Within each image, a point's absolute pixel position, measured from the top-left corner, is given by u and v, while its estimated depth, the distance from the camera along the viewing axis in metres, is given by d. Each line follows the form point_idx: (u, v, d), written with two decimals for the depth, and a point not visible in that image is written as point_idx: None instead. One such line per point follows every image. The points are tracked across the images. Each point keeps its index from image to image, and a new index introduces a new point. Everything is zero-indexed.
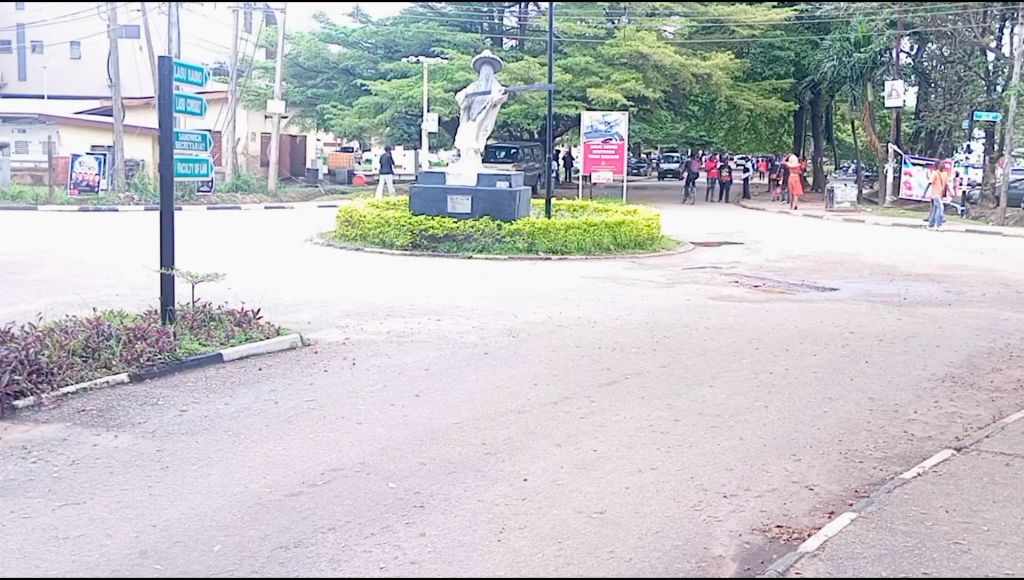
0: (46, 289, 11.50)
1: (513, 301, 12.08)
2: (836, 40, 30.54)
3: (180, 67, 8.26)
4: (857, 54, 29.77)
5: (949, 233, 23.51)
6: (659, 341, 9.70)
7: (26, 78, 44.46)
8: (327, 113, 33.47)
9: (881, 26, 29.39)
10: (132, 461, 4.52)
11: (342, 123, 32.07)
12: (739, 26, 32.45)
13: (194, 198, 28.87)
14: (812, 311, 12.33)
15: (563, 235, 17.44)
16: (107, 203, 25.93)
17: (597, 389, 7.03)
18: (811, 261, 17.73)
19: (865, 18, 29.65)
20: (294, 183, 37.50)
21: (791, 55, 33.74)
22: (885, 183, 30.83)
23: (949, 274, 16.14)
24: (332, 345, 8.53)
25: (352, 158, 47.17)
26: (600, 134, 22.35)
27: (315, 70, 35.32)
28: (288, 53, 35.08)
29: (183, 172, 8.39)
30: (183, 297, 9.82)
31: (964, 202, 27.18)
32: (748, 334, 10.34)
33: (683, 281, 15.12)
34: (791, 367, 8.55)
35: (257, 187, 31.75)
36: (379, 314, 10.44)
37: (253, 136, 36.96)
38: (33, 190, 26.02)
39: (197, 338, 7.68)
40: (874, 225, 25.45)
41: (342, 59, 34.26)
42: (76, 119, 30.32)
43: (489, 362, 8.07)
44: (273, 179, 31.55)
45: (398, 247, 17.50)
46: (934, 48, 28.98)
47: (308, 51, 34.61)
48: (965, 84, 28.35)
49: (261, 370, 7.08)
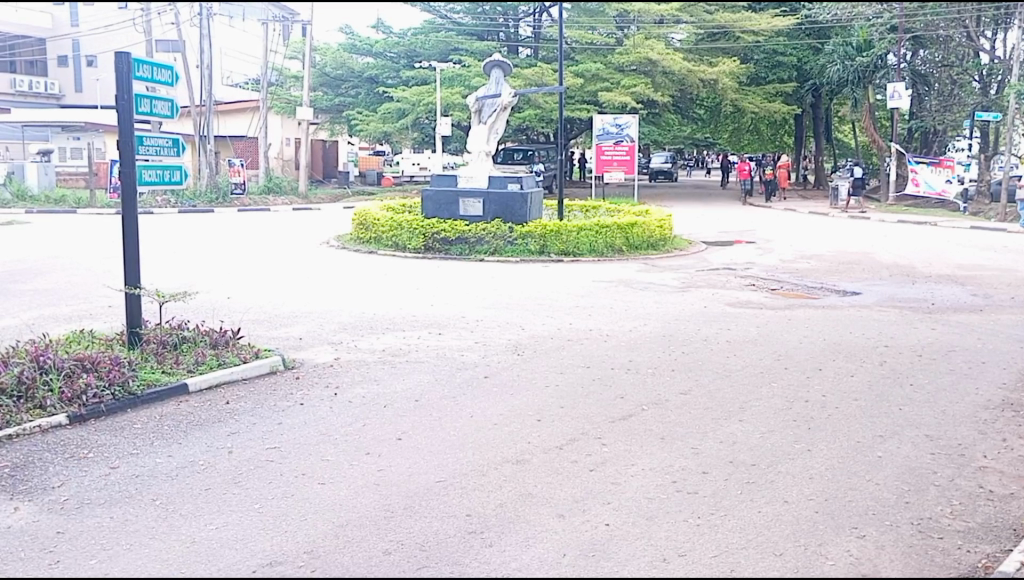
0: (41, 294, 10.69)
1: (522, 310, 11.21)
2: (839, 45, 29.59)
3: (142, 64, 7.23)
4: (859, 58, 28.50)
5: (957, 230, 22.41)
6: (677, 359, 8.81)
7: (83, 89, 41.99)
8: (354, 119, 32.90)
9: (882, 30, 27.98)
10: (16, 553, 3.84)
11: (366, 128, 31.72)
12: (744, 33, 31.49)
13: (228, 201, 28.28)
14: (835, 319, 11.34)
15: (575, 236, 16.51)
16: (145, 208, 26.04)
17: (610, 427, 6.46)
18: (827, 261, 16.74)
19: (866, 22, 28.32)
20: (324, 186, 37.23)
21: (793, 61, 32.65)
22: (886, 183, 29.60)
23: (969, 275, 15.12)
24: (319, 366, 7.70)
25: (380, 164, 46.96)
26: (612, 136, 21.42)
27: (343, 79, 34.61)
28: (316, 64, 34.66)
29: (152, 181, 7.33)
30: (161, 313, 8.93)
31: (964, 200, 25.48)
32: (773, 350, 9.38)
33: (698, 284, 14.17)
34: (827, 394, 7.67)
35: (288, 190, 31.03)
36: (376, 328, 9.53)
37: (288, 141, 36.28)
38: (76, 195, 25.74)
39: (158, 363, 6.75)
40: (879, 222, 24.43)
41: (367, 68, 33.63)
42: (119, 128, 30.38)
43: (490, 391, 7.24)
44: (303, 182, 30.98)
45: (411, 250, 16.65)
46: (927, 53, 27.88)
47: (335, 61, 34.29)
48: (959, 88, 27.31)
49: (228, 405, 6.30)
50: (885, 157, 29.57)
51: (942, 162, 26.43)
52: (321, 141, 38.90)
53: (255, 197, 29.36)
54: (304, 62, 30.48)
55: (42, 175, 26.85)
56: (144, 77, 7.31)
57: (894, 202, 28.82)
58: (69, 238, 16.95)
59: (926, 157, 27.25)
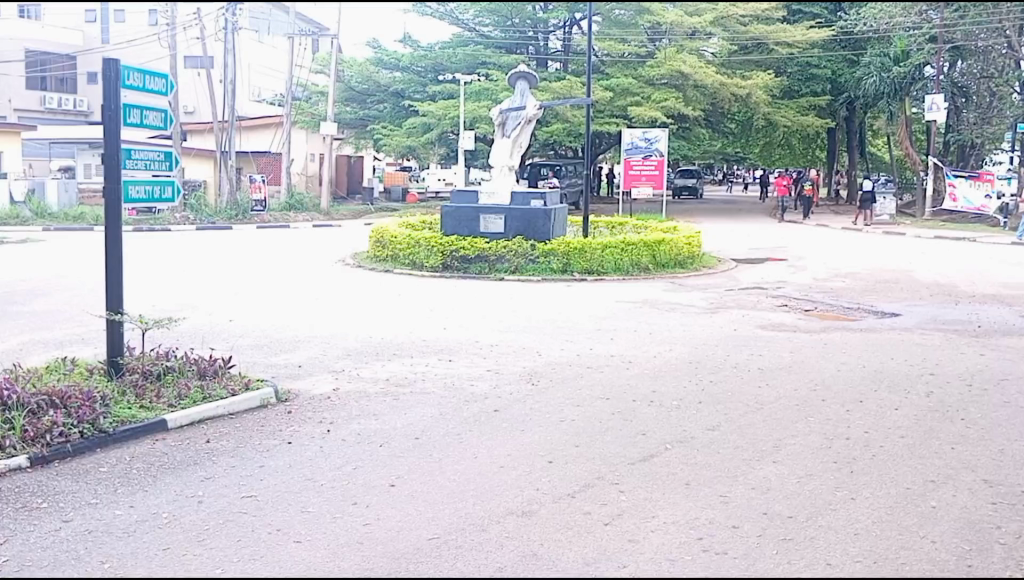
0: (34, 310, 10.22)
1: (539, 333, 10.58)
2: (875, 56, 28.70)
3: (132, 71, 6.61)
4: (896, 69, 27.77)
5: (997, 245, 21.47)
6: (706, 389, 8.13)
7: None
8: (378, 134, 32.65)
9: (921, 40, 27.24)
10: None
11: (390, 143, 31.49)
12: (780, 45, 30.98)
13: (248, 217, 27.99)
14: (874, 344, 10.58)
15: (599, 253, 15.90)
16: (162, 223, 26.21)
17: (629, 470, 5.85)
18: (864, 280, 15.96)
19: (905, 32, 27.59)
20: (349, 202, 36.98)
21: (827, 73, 32.17)
22: (922, 196, 28.57)
23: (1016, 294, 14.26)
24: (314, 398, 7.16)
25: (406, 178, 46.83)
26: (641, 151, 21.09)
27: (368, 93, 34.33)
28: (342, 78, 34.45)
29: (140, 198, 6.61)
30: (150, 343, 8.40)
31: (1006, 214, 24.44)
32: (809, 378, 8.68)
33: (728, 305, 13.47)
34: (869, 430, 6.98)
35: (310, 207, 30.79)
36: (383, 354, 8.97)
37: (311, 157, 36.00)
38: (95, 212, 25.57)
39: (137, 397, 6.23)
40: (914, 238, 23.56)
41: (393, 83, 33.27)
42: None
43: (500, 429, 6.61)
44: (325, 199, 30.75)
45: (428, 268, 16.16)
46: (966, 64, 26.86)
47: (360, 75, 33.82)
48: (998, 100, 26.24)
49: (206, 446, 5.79)
50: (918, 171, 28.78)
51: (981, 176, 25.56)
52: (345, 156, 39.00)
53: (275, 213, 29.16)
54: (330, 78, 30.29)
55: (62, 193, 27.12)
56: (135, 86, 6.68)
57: (932, 217, 27.88)
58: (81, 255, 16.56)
59: (964, 170, 26.32)
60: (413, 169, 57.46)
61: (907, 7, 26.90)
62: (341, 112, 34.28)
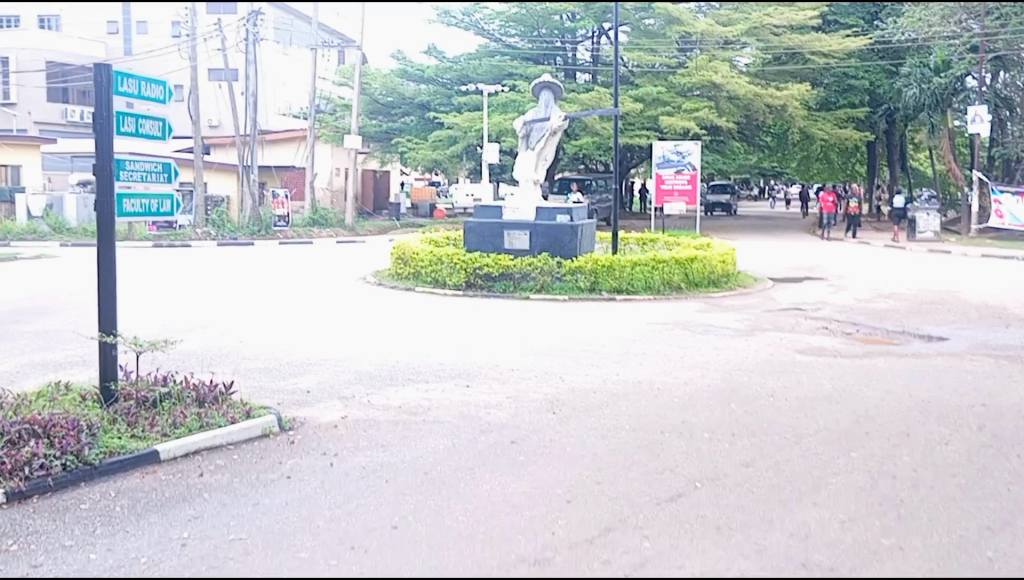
0: (40, 329, 10.02)
1: (560, 357, 10.14)
2: (916, 67, 27.99)
3: (126, 77, 6.36)
4: (936, 79, 27.04)
5: None
6: (739, 420, 7.63)
7: None
8: (402, 147, 32.54)
9: (962, 50, 26.57)
10: None
11: (416, 157, 31.32)
12: (815, 55, 30.46)
13: (270, 233, 27.92)
14: (920, 371, 9.99)
15: (628, 271, 15.44)
16: (183, 239, 26.24)
17: (655, 513, 5.36)
18: (907, 301, 15.32)
19: (945, 43, 26.85)
20: (375, 218, 36.86)
21: (866, 85, 31.61)
22: (967, 213, 27.76)
23: None
24: (322, 427, 6.76)
25: (433, 194, 46.74)
26: (672, 165, 20.84)
27: (393, 105, 34.21)
28: (367, 90, 34.36)
29: (134, 212, 6.37)
30: (150, 368, 8.07)
31: None
32: (853, 409, 8.14)
33: (764, 327, 12.92)
34: (918, 468, 6.44)
35: (335, 223, 30.67)
36: (397, 379, 8.56)
37: (336, 171, 35.98)
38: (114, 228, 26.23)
39: (129, 426, 5.89)
40: (960, 256, 22.80)
41: (418, 95, 33.13)
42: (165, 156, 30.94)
43: (516, 462, 6.14)
44: (350, 214, 30.62)
45: (451, 286, 15.78)
46: (1010, 75, 26.42)
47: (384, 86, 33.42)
48: None
49: (199, 480, 5.39)
50: (962, 187, 28.00)
51: None
52: (371, 171, 39.19)
53: (298, 229, 29.05)
54: (353, 89, 30.22)
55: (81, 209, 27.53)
56: (129, 93, 6.42)
57: (978, 235, 27.08)
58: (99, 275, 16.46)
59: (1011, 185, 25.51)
60: (442, 184, 57.37)
61: (948, 16, 26.27)
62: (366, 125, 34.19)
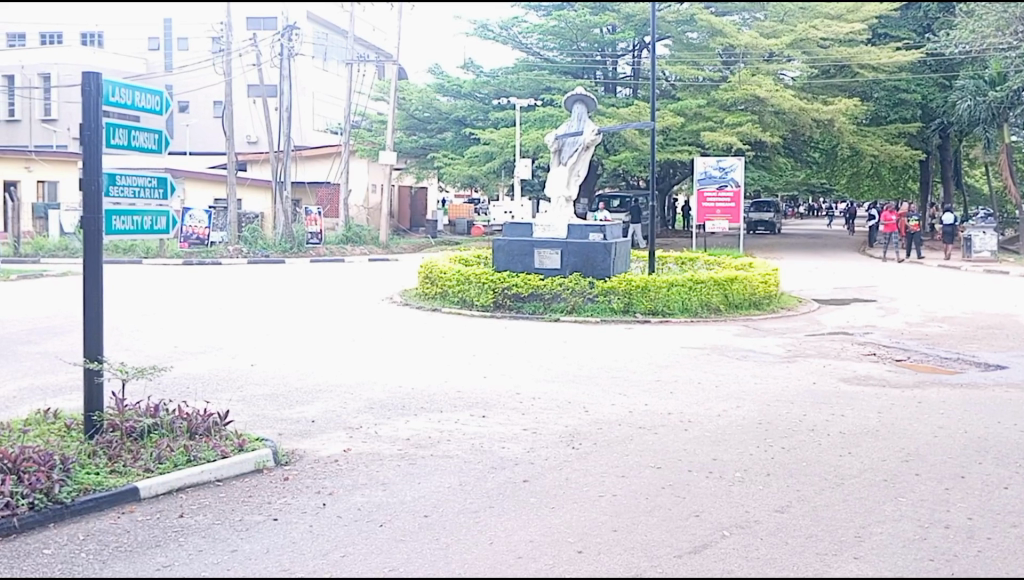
0: (55, 350, 9.94)
1: (586, 384, 9.66)
2: (970, 79, 27.07)
3: (118, 86, 6.14)
4: (992, 93, 25.90)
5: None
6: (777, 459, 7.02)
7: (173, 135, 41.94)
8: (439, 163, 32.36)
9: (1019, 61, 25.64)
10: None
11: (452, 173, 31.12)
12: (863, 69, 29.59)
13: (303, 250, 27.88)
14: (978, 403, 9.27)
15: (663, 292, 14.84)
16: (215, 256, 26.30)
17: (674, 567, 4.79)
18: (962, 325, 14.50)
19: (1001, 54, 25.86)
20: (412, 235, 36.76)
21: (917, 98, 30.53)
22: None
23: None
24: (323, 461, 6.33)
25: (473, 210, 46.62)
26: (714, 181, 20.24)
27: (430, 122, 34.13)
28: (403, 106, 34.29)
29: (125, 229, 6.11)
30: (149, 396, 7.77)
31: None
32: (903, 447, 7.47)
33: (806, 353, 12.25)
34: (974, 516, 5.78)
35: (369, 240, 30.52)
36: (412, 408, 8.12)
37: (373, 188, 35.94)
38: (147, 244, 26.78)
39: (111, 460, 5.57)
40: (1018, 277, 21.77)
41: (454, 110, 32.94)
42: (199, 173, 31.24)
43: (525, 504, 5.60)
44: (384, 232, 30.44)
45: (478, 307, 15.34)
46: None
47: (420, 102, 33.33)
48: None
49: (177, 522, 4.98)
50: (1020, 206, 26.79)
51: None
52: (408, 188, 39.15)
53: (332, 246, 28.98)
54: (388, 105, 30.05)
55: None
56: (121, 103, 6.19)
57: None
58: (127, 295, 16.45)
59: None
60: (481, 201, 57.17)
61: (1002, 26, 25.66)
62: (402, 141, 34.06)
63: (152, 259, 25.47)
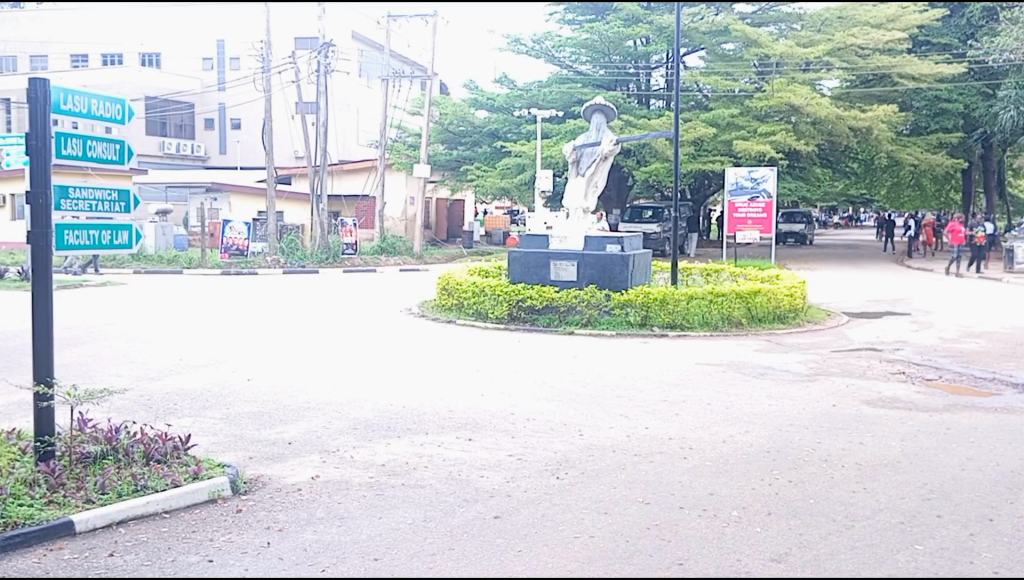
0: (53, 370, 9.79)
1: (590, 405, 9.18)
2: (1013, 87, 26.55)
3: (70, 93, 5.82)
4: None
5: None
6: (780, 495, 6.45)
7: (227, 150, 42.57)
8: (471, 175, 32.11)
9: None
10: None
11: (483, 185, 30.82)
12: (904, 78, 28.78)
13: (337, 260, 27.80)
14: (1014, 431, 8.60)
15: (682, 305, 14.29)
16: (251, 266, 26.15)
17: None
18: (1002, 342, 13.73)
19: None
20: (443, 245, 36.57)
21: (959, 107, 29.16)
22: None
23: None
24: (285, 491, 5.92)
25: (507, 220, 46.32)
26: (746, 192, 19.63)
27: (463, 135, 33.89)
28: (436, 119, 34.12)
29: (77, 244, 5.79)
30: (125, 419, 7.48)
31: None
32: (926, 483, 6.85)
33: (830, 371, 11.61)
34: (998, 570, 5.19)
35: (403, 251, 30.24)
36: (399, 430, 7.71)
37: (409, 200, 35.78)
38: (189, 255, 26.72)
39: (51, 488, 5.29)
40: None
41: (488, 123, 32.72)
42: (241, 187, 31.21)
43: (491, 546, 5.14)
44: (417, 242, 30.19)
45: (493, 319, 14.90)
46: None
47: (453, 115, 33.14)
48: None
49: (105, 563, 4.58)
50: None
51: None
52: (445, 200, 39.09)
53: (365, 256, 28.78)
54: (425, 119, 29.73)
55: (158, 236, 28.34)
56: (75, 111, 5.87)
57: None
58: (147, 305, 16.41)
59: None
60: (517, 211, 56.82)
61: None
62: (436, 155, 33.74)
63: (193, 269, 25.57)
